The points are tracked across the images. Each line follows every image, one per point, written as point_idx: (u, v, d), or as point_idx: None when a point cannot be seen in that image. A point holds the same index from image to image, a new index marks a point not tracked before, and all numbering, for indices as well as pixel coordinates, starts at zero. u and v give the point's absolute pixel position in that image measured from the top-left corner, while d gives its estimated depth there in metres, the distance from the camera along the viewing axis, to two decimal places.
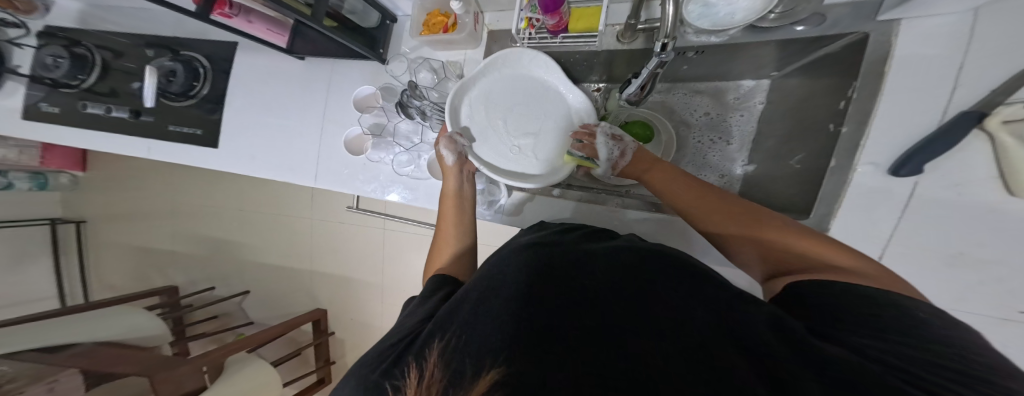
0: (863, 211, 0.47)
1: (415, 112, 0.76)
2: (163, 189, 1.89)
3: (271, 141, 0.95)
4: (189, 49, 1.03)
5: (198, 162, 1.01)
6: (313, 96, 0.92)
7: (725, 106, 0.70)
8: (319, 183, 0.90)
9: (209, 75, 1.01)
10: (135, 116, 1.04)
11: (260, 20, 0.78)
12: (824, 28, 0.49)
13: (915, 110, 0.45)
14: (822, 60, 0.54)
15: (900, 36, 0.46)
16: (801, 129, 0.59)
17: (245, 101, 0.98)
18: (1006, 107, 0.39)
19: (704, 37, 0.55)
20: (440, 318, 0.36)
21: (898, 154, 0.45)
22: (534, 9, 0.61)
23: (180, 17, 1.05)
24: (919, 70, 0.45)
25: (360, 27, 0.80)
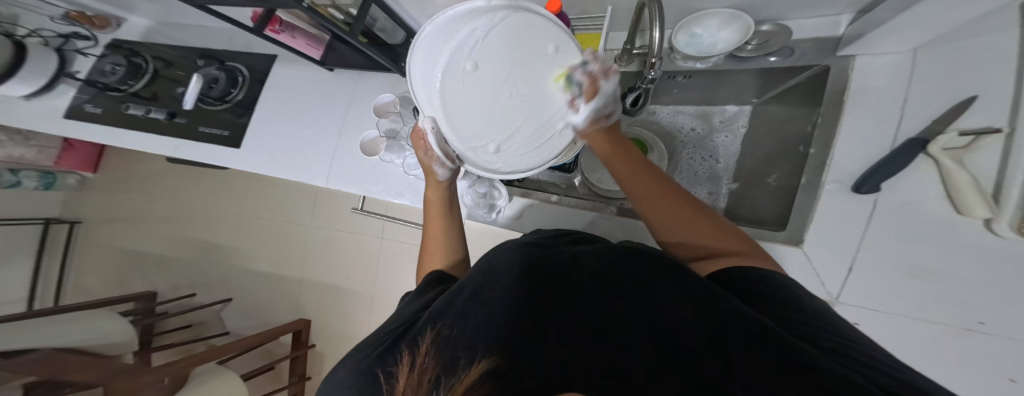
0: (835, 225, 0.51)
1: None
2: (169, 192, 1.92)
3: (291, 140, 1.01)
4: (233, 61, 1.14)
5: (219, 161, 1.06)
6: (336, 101, 1.00)
7: (712, 128, 0.75)
8: (329, 183, 0.93)
9: (247, 83, 1.10)
10: (172, 117, 1.12)
11: (302, 36, 0.88)
12: (793, 59, 0.59)
13: (875, 135, 0.51)
14: (793, 89, 0.63)
15: (852, 71, 0.55)
16: (784, 152, 0.64)
17: (274, 105, 1.06)
18: (944, 136, 0.44)
19: (691, 63, 0.64)
20: (436, 310, 0.36)
21: (858, 173, 0.51)
22: None
23: (231, 34, 1.18)
24: (873, 100, 0.52)
25: (388, 44, 0.89)
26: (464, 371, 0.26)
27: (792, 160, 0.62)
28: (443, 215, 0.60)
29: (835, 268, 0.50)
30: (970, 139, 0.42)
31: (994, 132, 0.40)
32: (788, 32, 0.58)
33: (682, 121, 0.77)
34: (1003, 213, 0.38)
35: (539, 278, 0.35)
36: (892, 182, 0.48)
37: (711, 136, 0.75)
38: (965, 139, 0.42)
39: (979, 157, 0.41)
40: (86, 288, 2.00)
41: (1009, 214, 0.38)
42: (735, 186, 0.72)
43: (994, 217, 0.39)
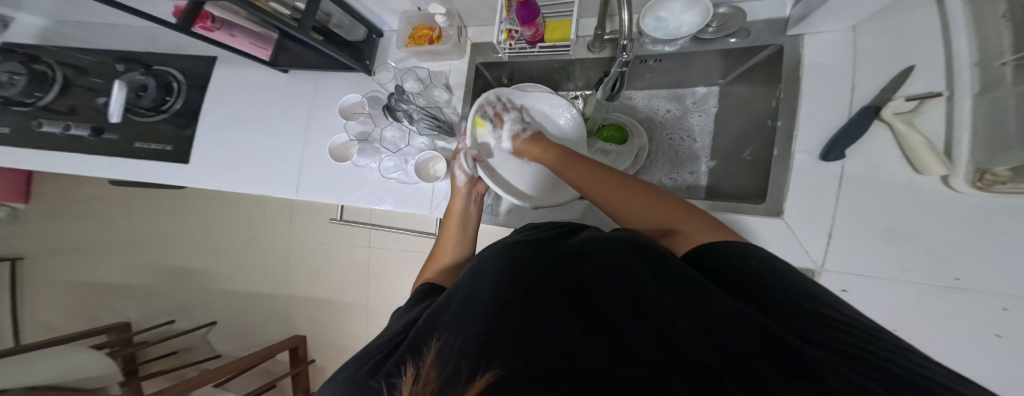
0: (810, 195, 0.55)
1: (402, 115, 0.75)
2: (121, 216, 1.77)
3: (252, 155, 0.93)
4: (163, 64, 1.02)
5: (168, 179, 0.96)
6: (296, 108, 0.93)
7: (685, 110, 0.78)
8: (300, 194, 0.87)
9: (184, 90, 0.99)
10: (96, 135, 0.99)
11: (243, 35, 0.78)
12: (750, 40, 0.61)
13: (832, 109, 0.56)
14: (755, 68, 0.66)
15: (804, 48, 0.58)
16: (754, 127, 0.67)
17: (228, 117, 0.97)
18: (894, 102, 0.49)
19: (660, 47, 0.64)
20: (434, 321, 0.34)
21: (823, 143, 0.55)
22: (513, 21, 0.69)
23: (153, 32, 1.04)
24: (825, 77, 0.57)
25: (346, 40, 0.82)
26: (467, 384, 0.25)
27: (763, 134, 0.65)
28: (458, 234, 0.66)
29: (813, 233, 0.54)
30: (916, 103, 0.47)
31: (937, 96, 0.46)
32: (741, 14, 0.60)
33: (658, 105, 0.79)
34: (955, 169, 0.44)
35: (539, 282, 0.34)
36: (855, 150, 0.53)
37: (686, 117, 0.78)
38: (911, 104, 0.48)
39: (925, 120, 0.47)
40: (41, 328, 1.83)
41: (963, 169, 0.43)
42: (712, 163, 0.75)
43: (950, 174, 0.44)
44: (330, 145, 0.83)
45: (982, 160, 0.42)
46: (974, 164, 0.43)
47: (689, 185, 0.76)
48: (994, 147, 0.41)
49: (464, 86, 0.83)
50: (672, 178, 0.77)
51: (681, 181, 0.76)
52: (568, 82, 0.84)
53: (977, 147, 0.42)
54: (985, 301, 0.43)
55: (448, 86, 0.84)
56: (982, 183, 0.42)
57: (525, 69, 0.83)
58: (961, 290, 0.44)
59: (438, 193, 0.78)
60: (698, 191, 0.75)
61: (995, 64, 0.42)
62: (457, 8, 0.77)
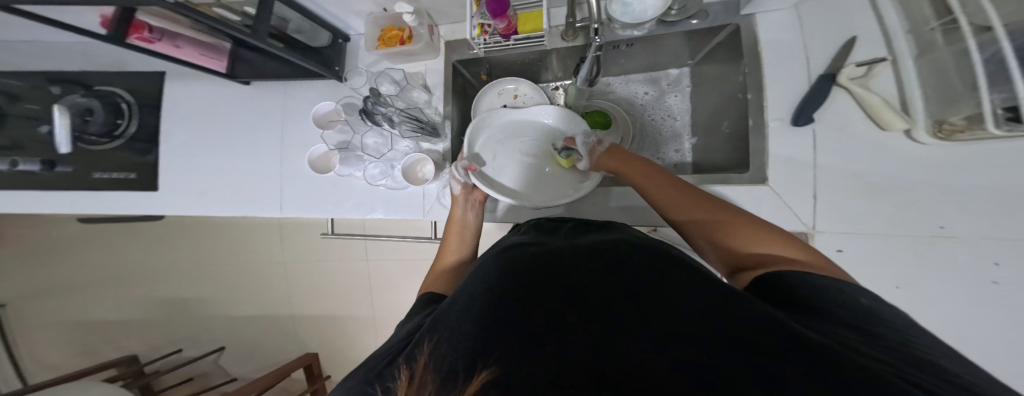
0: (787, 161, 0.57)
1: (382, 119, 0.74)
2: (77, 260, 1.59)
3: (233, 180, 0.91)
4: (105, 83, 0.97)
5: (150, 209, 0.95)
6: (267, 127, 0.91)
7: (662, 91, 0.79)
8: (285, 211, 0.87)
9: (134, 111, 0.97)
10: (60, 168, 0.96)
11: (190, 46, 0.72)
12: (709, 21, 0.61)
13: (794, 80, 0.57)
14: (718, 47, 0.66)
15: (757, 26, 0.60)
16: (726, 102, 0.67)
17: (201, 143, 0.95)
18: (847, 68, 0.52)
19: (628, 31, 0.63)
20: (434, 321, 0.36)
21: (792, 110, 0.57)
22: (484, 15, 0.68)
23: (94, 52, 0.99)
24: (782, 51, 0.58)
25: (312, 47, 0.82)
26: (462, 386, 0.26)
27: (736, 108, 0.65)
28: (457, 242, 0.67)
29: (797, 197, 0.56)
30: (867, 68, 0.51)
31: (882, 60, 0.51)
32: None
33: (635, 90, 0.80)
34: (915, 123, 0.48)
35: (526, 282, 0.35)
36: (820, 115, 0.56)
37: (664, 98, 0.79)
38: (862, 69, 0.52)
39: (878, 83, 0.51)
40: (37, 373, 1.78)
41: (923, 124, 0.47)
42: (694, 140, 0.76)
43: (912, 129, 0.48)
44: (308, 157, 0.80)
45: (936, 114, 0.45)
46: (931, 118, 0.46)
47: (676, 165, 0.77)
48: (944, 100, 0.44)
49: (442, 86, 0.82)
50: (659, 160, 0.78)
51: (668, 162, 0.77)
52: (545, 73, 0.85)
53: (928, 102, 0.46)
54: (977, 256, 0.45)
55: (426, 86, 0.83)
56: (943, 133, 0.45)
57: (502, 62, 0.82)
58: (947, 238, 0.47)
59: (429, 196, 0.77)
60: (683, 170, 0.77)
61: (924, 29, 0.46)
62: (424, 6, 0.75)
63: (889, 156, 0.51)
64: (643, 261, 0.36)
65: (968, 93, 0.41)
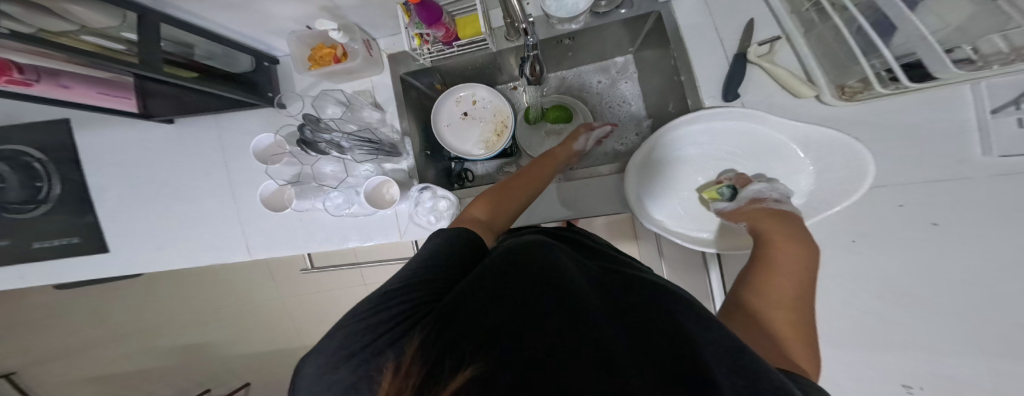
0: (727, 136, 0.58)
1: (329, 146, 0.70)
2: (68, 319, 1.58)
3: (217, 229, 0.92)
4: (44, 145, 0.95)
5: (134, 266, 0.97)
6: (215, 166, 0.92)
7: (613, 79, 0.78)
8: (254, 254, 0.89)
9: (52, 170, 0.96)
10: (38, 241, 0.98)
11: (80, 84, 0.69)
12: (634, 11, 0.61)
13: (717, 60, 0.57)
14: (650, 33, 0.66)
15: (677, 12, 0.59)
16: (667, 85, 0.66)
17: (174, 193, 0.95)
18: (753, 47, 0.53)
19: (567, 25, 0.64)
20: (422, 306, 0.33)
21: (720, 86, 0.56)
22: (418, 25, 0.66)
23: (28, 116, 0.95)
24: (696, 36, 0.58)
25: (230, 73, 0.76)
26: (448, 376, 0.25)
27: (676, 90, 0.63)
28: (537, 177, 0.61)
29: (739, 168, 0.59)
30: (768, 46, 0.53)
31: (779, 38, 0.53)
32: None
33: (587, 80, 0.79)
34: (821, 89, 0.49)
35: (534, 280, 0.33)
36: (747, 88, 0.55)
37: (615, 85, 0.78)
38: (765, 47, 0.53)
39: (781, 58, 0.53)
40: None
41: (825, 88, 0.49)
42: (650, 122, 0.74)
43: (820, 94, 0.50)
44: (260, 195, 0.76)
45: (835, 78, 0.48)
46: (833, 82, 0.48)
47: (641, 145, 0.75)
48: (838, 68, 0.46)
49: (393, 100, 0.80)
50: (624, 143, 0.76)
51: (631, 144, 0.76)
52: (500, 75, 0.84)
53: (826, 70, 0.49)
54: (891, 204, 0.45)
55: (377, 102, 0.81)
56: (847, 94, 0.47)
57: (453, 72, 0.82)
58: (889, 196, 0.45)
59: (402, 216, 0.75)
60: None
61: (803, 11, 0.50)
62: (353, 21, 0.74)
63: (829, 122, 0.51)
64: (648, 284, 0.35)
65: (853, 61, 0.43)
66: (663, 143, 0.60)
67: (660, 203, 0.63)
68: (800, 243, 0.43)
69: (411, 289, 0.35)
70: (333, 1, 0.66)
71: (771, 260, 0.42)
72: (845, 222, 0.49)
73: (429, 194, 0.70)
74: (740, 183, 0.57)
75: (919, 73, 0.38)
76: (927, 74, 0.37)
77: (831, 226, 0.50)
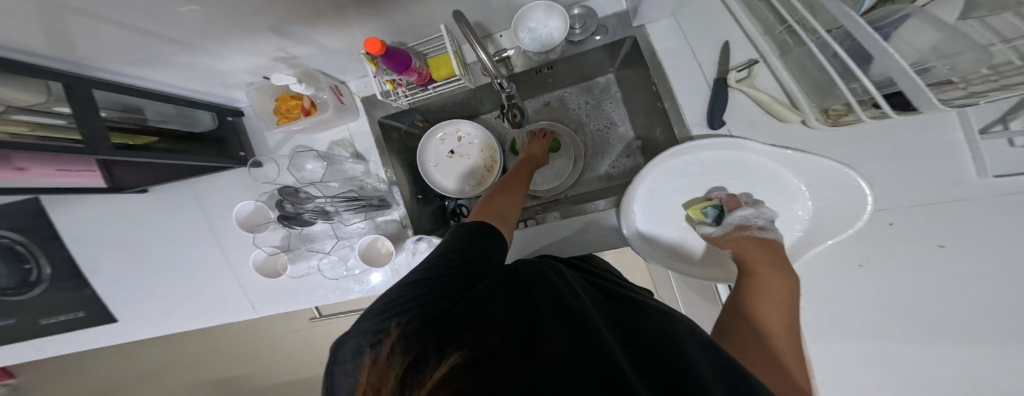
0: (719, 163, 0.57)
1: (314, 215, 0.72)
2: (86, 365, 1.61)
3: (215, 295, 0.91)
4: (21, 227, 0.93)
5: (135, 336, 0.96)
6: (200, 233, 0.89)
7: (598, 99, 0.76)
8: (260, 311, 0.88)
9: (35, 251, 0.94)
10: (40, 320, 0.97)
11: (38, 165, 0.63)
12: (611, 35, 0.59)
13: (698, 83, 0.56)
14: (629, 55, 0.64)
15: (652, 36, 0.57)
16: (651, 109, 0.64)
17: (163, 261, 0.94)
18: (732, 73, 0.52)
19: (544, 56, 0.61)
20: (426, 300, 0.37)
21: (705, 114, 0.55)
22: (388, 71, 0.62)
23: None
24: (673, 60, 0.57)
25: (191, 134, 0.72)
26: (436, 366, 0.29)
27: (660, 115, 0.62)
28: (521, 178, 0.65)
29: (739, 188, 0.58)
30: (747, 70, 0.51)
31: (756, 62, 0.51)
32: (594, 12, 0.58)
33: (571, 101, 0.78)
34: (806, 114, 0.46)
35: (533, 287, 0.36)
36: (732, 113, 0.54)
37: (602, 106, 0.76)
38: (743, 72, 0.52)
39: (762, 81, 0.51)
40: None
41: (811, 113, 0.45)
42: (641, 143, 0.72)
43: (805, 119, 0.47)
44: (252, 264, 0.75)
45: (818, 102, 0.43)
46: (816, 106, 0.44)
47: (630, 168, 0.74)
48: (819, 91, 0.42)
49: (375, 148, 0.76)
50: (615, 166, 0.75)
51: (625, 166, 0.74)
52: (483, 105, 0.80)
53: (808, 94, 0.44)
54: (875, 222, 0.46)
55: (357, 152, 0.77)
56: (832, 118, 0.43)
57: (432, 111, 0.79)
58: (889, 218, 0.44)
59: (400, 268, 0.74)
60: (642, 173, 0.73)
61: (777, 33, 0.46)
62: (315, 68, 0.70)
63: (818, 143, 0.50)
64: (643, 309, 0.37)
65: (832, 88, 0.40)
66: (652, 166, 0.58)
67: (650, 226, 0.62)
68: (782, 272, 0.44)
69: (424, 284, 0.38)
70: (288, 51, 0.63)
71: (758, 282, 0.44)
72: (844, 245, 0.49)
73: (425, 245, 0.69)
74: (732, 204, 0.55)
75: (902, 101, 0.34)
76: (912, 103, 0.33)
77: (834, 251, 0.50)
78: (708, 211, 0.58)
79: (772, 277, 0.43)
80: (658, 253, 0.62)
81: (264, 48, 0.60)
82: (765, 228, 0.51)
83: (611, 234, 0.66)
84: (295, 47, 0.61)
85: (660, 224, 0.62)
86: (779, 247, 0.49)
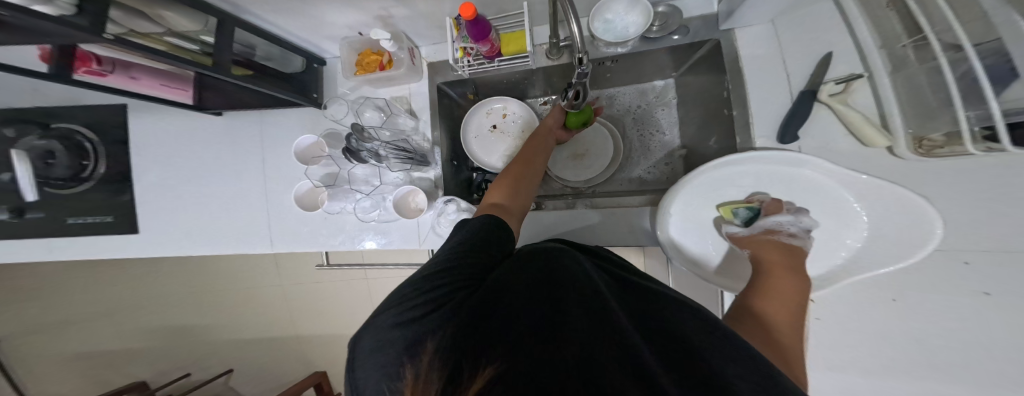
0: (775, 178, 0.57)
1: (369, 156, 0.73)
2: (68, 279, 1.58)
3: (240, 220, 0.95)
4: (84, 120, 1.00)
5: (156, 243, 1.01)
6: (245, 156, 0.95)
7: (650, 104, 0.79)
8: (276, 247, 0.91)
9: (102, 151, 1.00)
10: (72, 217, 1.01)
11: (147, 76, 0.71)
12: (691, 36, 0.62)
13: (774, 96, 0.57)
14: (700, 60, 0.67)
15: (739, 41, 0.59)
16: (713, 116, 0.66)
17: (202, 178, 0.99)
18: (827, 86, 0.52)
19: (612, 48, 0.65)
20: (441, 308, 0.35)
21: (777, 127, 0.57)
22: (465, 39, 0.68)
23: (72, 92, 0.99)
24: (753, 68, 0.58)
25: (284, 73, 0.77)
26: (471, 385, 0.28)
27: (722, 123, 0.64)
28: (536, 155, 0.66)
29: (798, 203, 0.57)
30: (843, 85, 0.50)
31: (859, 77, 0.48)
32: (679, 12, 0.61)
33: (627, 101, 0.81)
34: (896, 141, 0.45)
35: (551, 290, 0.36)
36: (810, 128, 0.55)
37: (651, 110, 0.79)
38: (840, 86, 0.51)
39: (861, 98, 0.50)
40: None
41: (902, 141, 0.44)
42: (684, 153, 0.74)
43: (894, 146, 0.46)
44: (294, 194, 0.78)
45: (916, 129, 0.42)
46: (911, 132, 0.43)
47: (664, 176, 0.76)
48: (920, 117, 0.41)
49: (429, 109, 0.80)
50: (653, 171, 0.77)
51: (653, 174, 0.77)
52: (532, 89, 0.85)
53: (906, 118, 0.43)
54: None
55: (412, 110, 0.82)
56: (924, 148, 0.42)
57: (490, 85, 0.84)
58: None
59: (423, 226, 0.76)
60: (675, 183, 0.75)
61: (896, 46, 0.43)
62: (401, 30, 0.75)
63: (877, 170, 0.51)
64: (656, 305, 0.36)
65: (945, 109, 0.38)
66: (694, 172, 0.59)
67: (684, 226, 0.62)
68: (797, 281, 0.45)
69: (435, 292, 0.37)
70: (388, 13, 0.68)
71: (769, 285, 0.45)
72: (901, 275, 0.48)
73: (454, 206, 0.71)
74: (771, 209, 0.56)
75: None
76: None
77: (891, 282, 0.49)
78: (738, 212, 0.59)
79: (796, 296, 0.43)
80: (688, 259, 0.63)
81: (369, 6, 0.65)
82: (793, 236, 0.52)
83: (644, 232, 0.66)
84: (396, 9, 0.66)
85: (695, 230, 0.62)
86: (804, 255, 0.50)
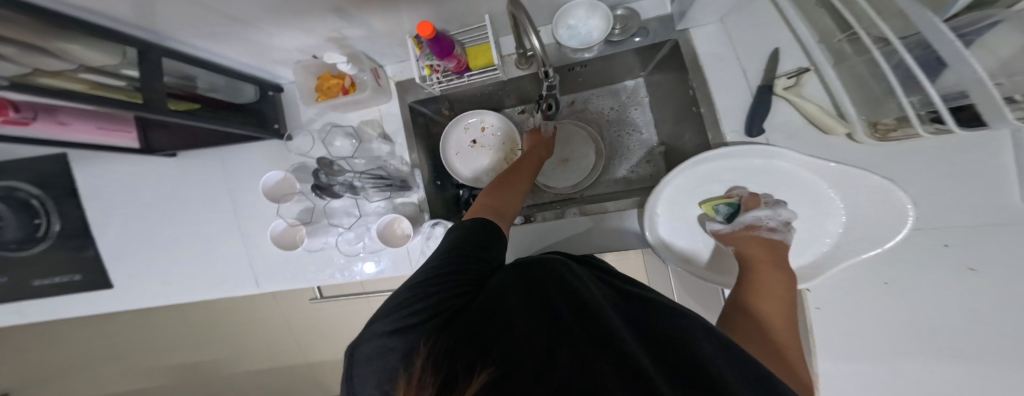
0: (752, 172, 0.58)
1: (342, 189, 0.74)
2: (58, 333, 1.54)
3: (220, 264, 0.91)
4: (32, 177, 0.92)
5: (130, 299, 0.95)
6: (214, 199, 0.90)
7: (624, 104, 0.79)
8: (262, 287, 0.87)
9: (48, 207, 0.93)
10: (36, 278, 0.95)
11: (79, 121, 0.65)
12: (651, 38, 0.62)
13: (738, 91, 0.58)
14: (665, 60, 0.66)
15: (695, 41, 0.60)
16: (684, 113, 0.65)
17: (172, 225, 0.94)
18: (780, 81, 0.53)
19: (579, 54, 0.64)
20: (439, 313, 0.35)
21: (744, 121, 0.57)
22: (430, 56, 0.65)
23: (14, 151, 0.92)
24: (714, 65, 0.59)
25: (235, 104, 0.73)
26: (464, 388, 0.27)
27: (693, 120, 0.63)
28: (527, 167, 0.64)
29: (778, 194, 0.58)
30: (795, 78, 0.52)
31: (807, 71, 0.51)
32: (637, 14, 0.61)
33: (604, 104, 0.80)
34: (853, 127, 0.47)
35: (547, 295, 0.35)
36: (774, 121, 0.56)
37: (627, 110, 0.79)
38: (791, 80, 0.53)
39: (809, 90, 0.52)
40: None
41: (858, 126, 0.46)
42: (664, 149, 0.74)
43: (852, 132, 0.48)
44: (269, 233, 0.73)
45: (869, 115, 0.44)
46: (865, 118, 0.45)
47: (647, 175, 0.76)
48: (869, 102, 0.43)
49: (403, 131, 0.77)
50: (635, 170, 0.77)
51: (637, 172, 0.77)
52: (507, 99, 0.83)
53: (857, 105, 0.45)
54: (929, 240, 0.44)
55: (386, 133, 0.78)
56: (880, 132, 0.45)
57: (462, 100, 0.81)
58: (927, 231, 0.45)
59: (414, 252, 0.74)
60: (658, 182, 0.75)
61: (834, 41, 0.45)
62: (360, 50, 0.72)
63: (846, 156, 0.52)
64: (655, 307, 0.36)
65: (888, 97, 0.40)
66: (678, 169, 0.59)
67: (668, 225, 0.62)
68: (781, 275, 0.46)
69: (433, 297, 0.37)
70: (341, 33, 0.65)
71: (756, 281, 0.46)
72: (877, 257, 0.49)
73: (443, 229, 0.69)
74: (749, 203, 0.56)
75: (960, 117, 0.34)
76: (971, 119, 0.33)
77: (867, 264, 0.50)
78: (719, 208, 0.59)
79: (779, 289, 0.44)
80: (677, 257, 0.63)
81: (319, 27, 0.61)
82: (771, 229, 0.53)
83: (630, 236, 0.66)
84: (349, 29, 0.63)
85: (681, 227, 0.62)
86: (785, 248, 0.51)
